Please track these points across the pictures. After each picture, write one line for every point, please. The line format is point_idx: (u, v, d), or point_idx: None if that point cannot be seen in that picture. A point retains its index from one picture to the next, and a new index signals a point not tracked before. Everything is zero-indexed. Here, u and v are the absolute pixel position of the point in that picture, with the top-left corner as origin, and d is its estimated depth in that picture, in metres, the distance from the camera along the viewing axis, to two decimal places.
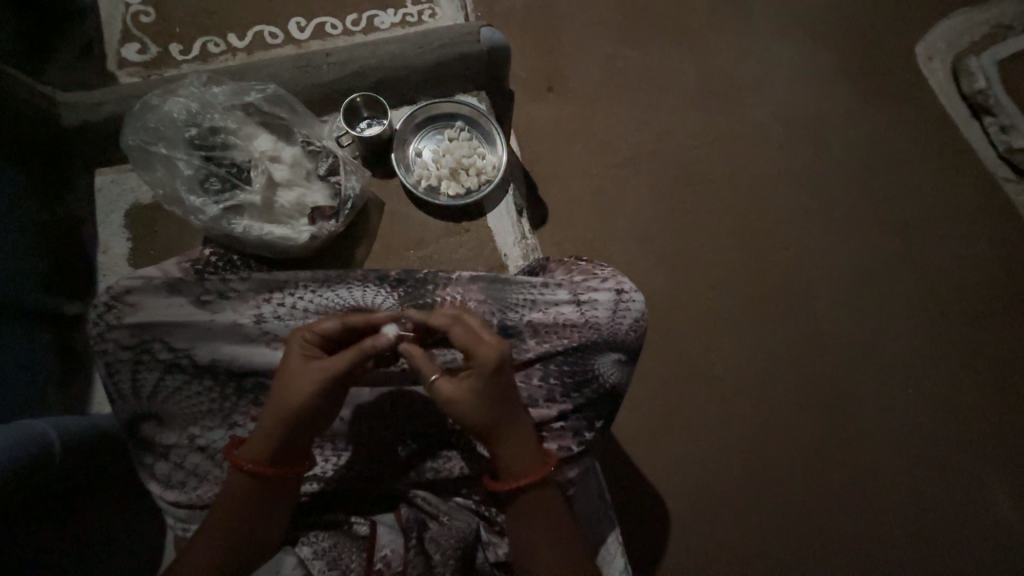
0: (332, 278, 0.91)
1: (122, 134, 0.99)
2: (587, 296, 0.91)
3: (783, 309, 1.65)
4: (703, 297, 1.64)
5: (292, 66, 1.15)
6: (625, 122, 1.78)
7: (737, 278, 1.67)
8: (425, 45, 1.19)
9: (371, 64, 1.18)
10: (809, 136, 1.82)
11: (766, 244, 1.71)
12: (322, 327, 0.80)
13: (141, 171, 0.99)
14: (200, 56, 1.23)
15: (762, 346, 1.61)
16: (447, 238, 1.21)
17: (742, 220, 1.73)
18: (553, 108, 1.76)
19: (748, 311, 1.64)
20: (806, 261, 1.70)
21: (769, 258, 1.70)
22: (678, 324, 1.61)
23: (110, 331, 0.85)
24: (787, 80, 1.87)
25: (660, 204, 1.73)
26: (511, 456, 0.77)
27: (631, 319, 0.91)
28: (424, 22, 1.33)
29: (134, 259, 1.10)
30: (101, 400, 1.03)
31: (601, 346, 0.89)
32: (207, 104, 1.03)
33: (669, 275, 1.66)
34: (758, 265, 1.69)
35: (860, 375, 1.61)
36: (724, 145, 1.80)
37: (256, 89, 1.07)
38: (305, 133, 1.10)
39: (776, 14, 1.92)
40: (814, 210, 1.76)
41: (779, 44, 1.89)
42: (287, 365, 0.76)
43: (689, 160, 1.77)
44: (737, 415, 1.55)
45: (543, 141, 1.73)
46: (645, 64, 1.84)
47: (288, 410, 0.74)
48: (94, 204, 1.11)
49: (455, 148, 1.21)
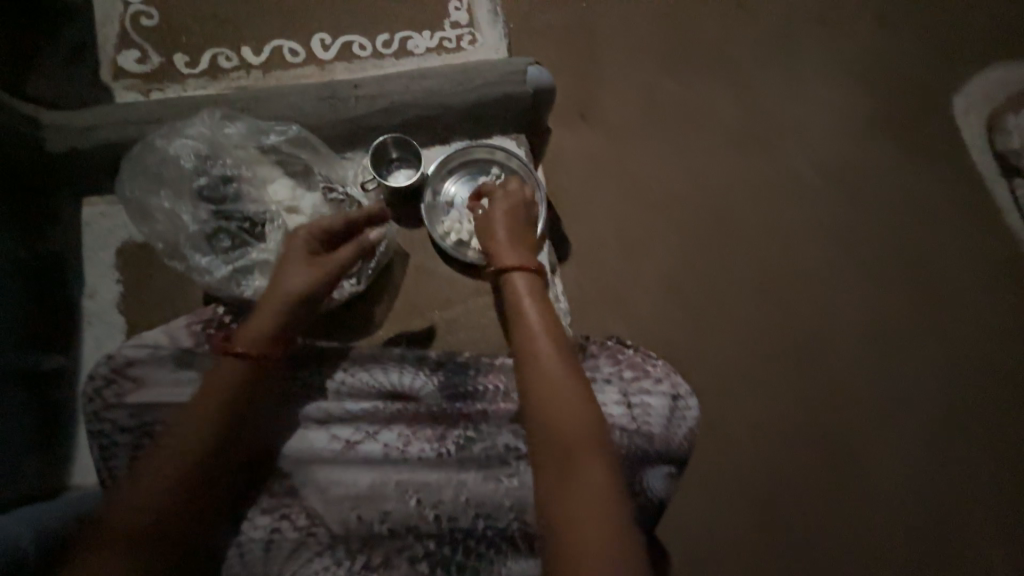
0: (366, 357, 0.91)
1: (120, 183, 0.87)
2: (638, 398, 0.84)
3: (821, 373, 1.50)
4: (731, 353, 1.53)
5: (315, 97, 1.02)
6: (659, 156, 1.66)
7: (767, 340, 1.53)
8: (465, 82, 1.08)
9: (405, 99, 1.05)
10: (850, 185, 1.69)
11: (804, 300, 1.58)
12: (325, 224, 0.88)
13: (138, 223, 0.87)
14: (208, 69, 1.08)
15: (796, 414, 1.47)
16: (476, 298, 1.10)
17: (779, 271, 1.60)
18: (583, 140, 1.64)
19: (780, 373, 1.50)
20: (848, 320, 1.56)
21: (808, 315, 1.56)
22: (699, 378, 1.53)
23: (107, 411, 0.78)
24: (833, 122, 1.74)
25: (690, 249, 1.60)
26: (549, 324, 0.86)
27: (686, 431, 0.83)
28: (463, 48, 1.19)
29: (124, 304, 0.98)
30: (88, 469, 0.90)
31: (652, 458, 0.82)
32: (218, 147, 0.91)
33: (696, 328, 1.54)
34: (793, 322, 1.56)
35: (906, 453, 1.45)
36: (763, 188, 1.67)
37: (276, 130, 0.95)
38: (326, 176, 0.98)
39: (825, 50, 1.79)
40: (858, 263, 1.62)
41: (824, 84, 1.77)
42: (287, 251, 0.85)
43: (725, 202, 1.64)
44: (763, 489, 1.41)
45: (571, 173, 1.61)
46: (681, 95, 1.71)
47: (284, 300, 0.83)
48: (80, 240, 0.99)
49: None
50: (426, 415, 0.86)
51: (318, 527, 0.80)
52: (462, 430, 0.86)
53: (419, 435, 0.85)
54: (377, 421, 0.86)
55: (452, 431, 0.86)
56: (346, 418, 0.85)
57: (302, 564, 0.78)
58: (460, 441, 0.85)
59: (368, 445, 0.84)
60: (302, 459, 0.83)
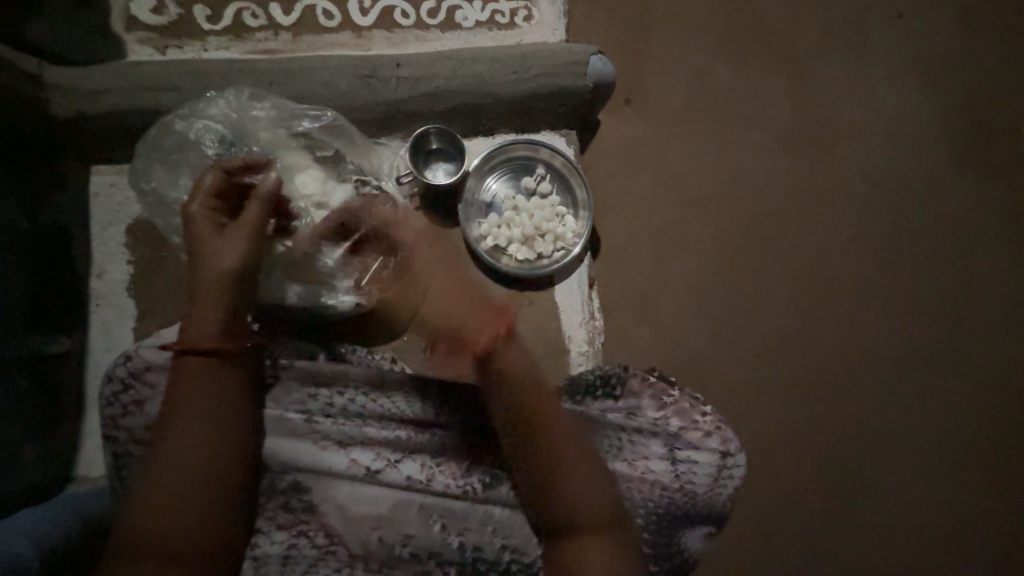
0: (388, 383, 0.82)
1: (136, 170, 0.81)
2: (685, 455, 0.81)
3: (924, 428, 1.21)
4: (819, 398, 1.20)
5: (352, 74, 0.91)
6: (755, 129, 1.28)
7: (850, 385, 1.21)
8: (520, 71, 0.96)
9: (450, 85, 0.94)
10: (986, 196, 1.30)
11: (918, 334, 1.24)
12: (206, 185, 0.75)
13: (156, 217, 0.81)
14: (231, 27, 0.96)
15: (887, 475, 1.18)
16: (508, 308, 1.03)
17: (891, 294, 1.25)
18: (662, 101, 1.26)
19: (874, 420, 1.20)
20: (970, 365, 1.23)
21: (919, 353, 1.23)
22: (782, 429, 1.18)
23: (124, 417, 0.73)
24: (987, 107, 1.33)
25: (782, 257, 1.24)
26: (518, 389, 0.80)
27: (729, 491, 0.82)
28: (517, 25, 1.06)
29: (135, 287, 0.91)
30: (96, 461, 0.88)
31: (692, 517, 0.81)
32: (244, 132, 0.83)
33: (782, 361, 1.20)
34: (901, 362, 1.22)
35: (1013, 529, 1.18)
36: (884, 185, 1.29)
37: (310, 115, 0.88)
38: (357, 167, 0.90)
39: (989, 12, 1.36)
40: (994, 294, 1.26)
41: (966, 55, 1.34)
42: (197, 237, 0.73)
43: (831, 199, 1.27)
44: (841, 562, 1.15)
45: (641, 141, 1.24)
46: (791, 52, 1.31)
47: (214, 289, 0.72)
48: (88, 212, 0.92)
49: (534, 209, 1.01)
50: (452, 447, 0.81)
51: (337, 545, 0.76)
52: (488, 468, 0.80)
53: (444, 468, 0.80)
54: (402, 447, 0.80)
55: (478, 466, 0.80)
56: (368, 441, 0.79)
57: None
58: (486, 478, 0.80)
59: (391, 473, 0.78)
60: (321, 477, 0.77)
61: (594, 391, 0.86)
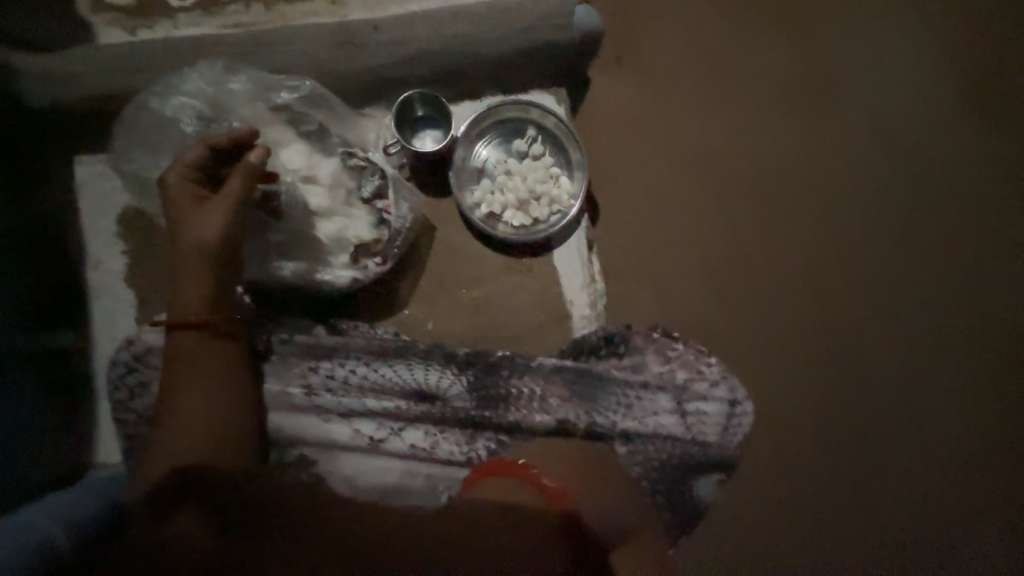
0: (389, 352, 0.82)
1: (119, 152, 0.80)
2: (694, 406, 0.81)
3: (961, 383, 1.12)
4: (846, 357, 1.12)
5: (329, 41, 0.88)
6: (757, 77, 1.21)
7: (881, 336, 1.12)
8: (509, 25, 0.93)
9: (433, 45, 0.91)
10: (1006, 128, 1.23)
11: (945, 284, 1.16)
12: (189, 159, 0.72)
13: (145, 199, 0.82)
14: (202, 2, 0.93)
15: (926, 437, 1.09)
16: (506, 276, 1.02)
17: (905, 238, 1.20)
18: (655, 51, 1.19)
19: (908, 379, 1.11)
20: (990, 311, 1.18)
21: (949, 305, 1.15)
22: (811, 396, 1.10)
23: (132, 401, 0.75)
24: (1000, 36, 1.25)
25: (794, 210, 1.18)
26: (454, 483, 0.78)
27: (739, 437, 0.83)
28: None
29: (130, 277, 0.91)
30: (109, 450, 0.88)
31: (704, 465, 0.82)
32: (223, 107, 0.81)
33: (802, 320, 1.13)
34: (934, 316, 1.14)
35: None
36: (899, 127, 1.21)
37: (287, 86, 0.85)
38: (343, 139, 0.88)
39: None
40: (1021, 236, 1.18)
41: None
42: (178, 210, 0.71)
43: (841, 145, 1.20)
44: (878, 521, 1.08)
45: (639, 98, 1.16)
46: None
47: (197, 264, 0.71)
48: (76, 202, 0.91)
49: (526, 172, 0.99)
50: (454, 415, 0.80)
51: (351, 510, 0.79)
52: (494, 433, 0.81)
53: (446, 434, 0.80)
54: (403, 417, 0.80)
55: (483, 432, 0.81)
56: (371, 412, 0.80)
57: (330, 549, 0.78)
58: (491, 444, 0.80)
59: (394, 442, 0.80)
60: (323, 450, 0.79)
61: (598, 350, 0.85)
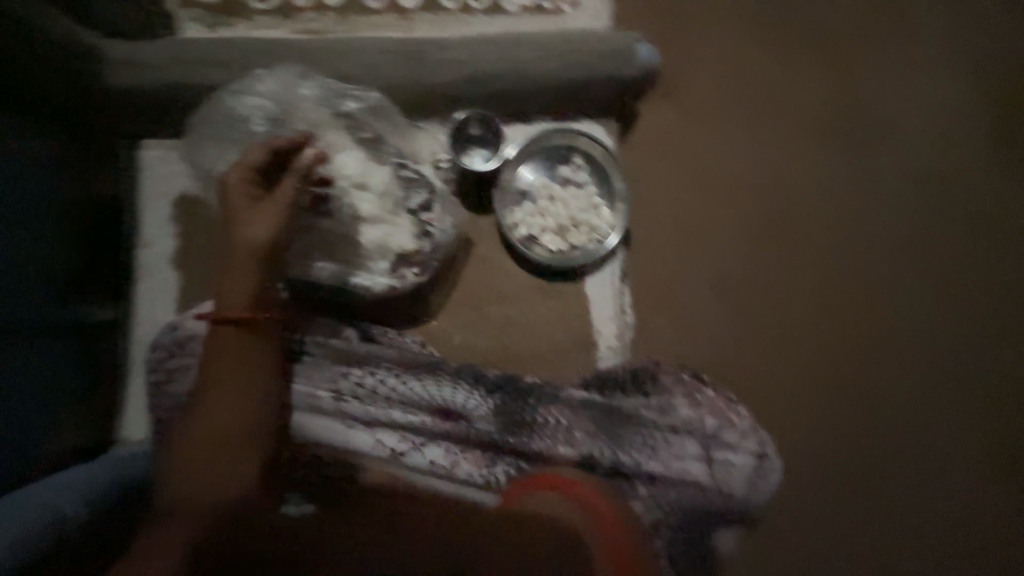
0: (420, 367, 0.84)
1: (197, 146, 0.86)
2: (722, 457, 0.80)
3: (1005, 468, 1.05)
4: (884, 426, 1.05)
5: (396, 55, 0.92)
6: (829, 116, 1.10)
7: (925, 405, 1.06)
8: (568, 57, 0.97)
9: (495, 68, 0.95)
10: None
11: (999, 361, 1.08)
12: (248, 161, 0.79)
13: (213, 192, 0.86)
14: (279, 6, 0.97)
15: (957, 520, 1.04)
16: (536, 298, 1.02)
17: None
18: None
19: (947, 458, 1.05)
20: None
21: (1002, 383, 1.07)
22: (844, 465, 1.04)
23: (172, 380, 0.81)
24: None
25: (853, 265, 1.08)
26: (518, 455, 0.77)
27: (763, 493, 0.82)
28: (561, 11, 1.04)
29: (178, 259, 0.95)
30: (139, 424, 0.91)
31: (726, 517, 0.81)
32: (292, 109, 0.84)
33: (844, 383, 1.06)
34: (984, 397, 1.07)
35: None
36: (978, 186, 1.11)
37: (354, 96, 0.89)
38: (397, 149, 0.90)
39: None
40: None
41: None
42: (234, 209, 0.79)
43: (916, 201, 1.10)
44: None
45: (694, 128, 1.08)
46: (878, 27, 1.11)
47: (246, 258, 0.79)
48: (139, 183, 0.95)
49: (570, 200, 0.99)
50: (475, 437, 0.81)
51: (365, 514, 0.81)
52: (513, 459, 0.81)
53: (465, 455, 0.80)
54: (425, 432, 0.81)
55: (502, 458, 0.80)
56: (394, 423, 0.81)
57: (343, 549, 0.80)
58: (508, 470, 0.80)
59: (414, 455, 0.80)
60: (343, 455, 0.81)
61: (624, 386, 0.84)
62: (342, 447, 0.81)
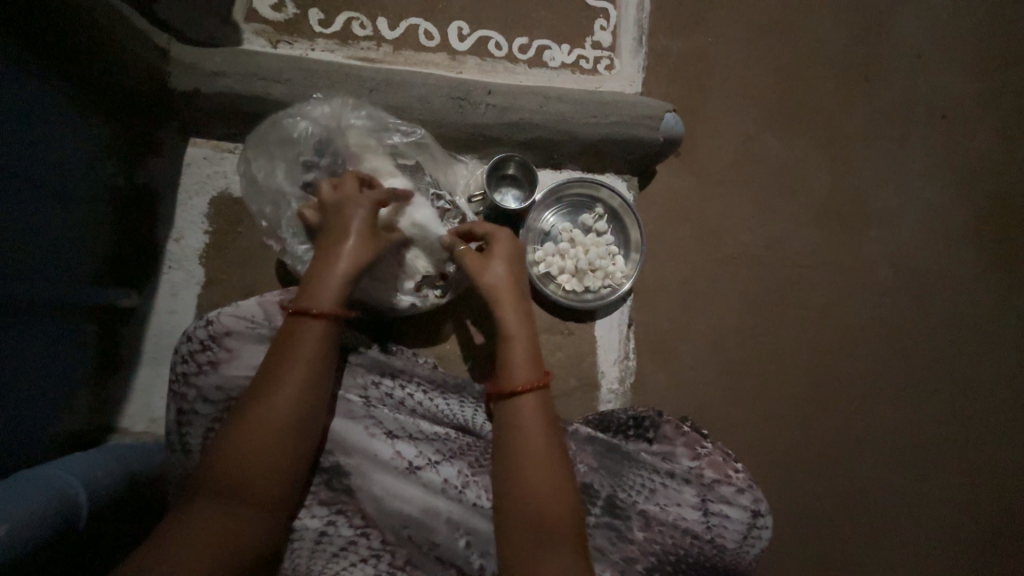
0: (447, 384, 0.83)
1: (245, 151, 0.88)
2: (717, 508, 0.83)
3: (921, 518, 1.22)
4: (836, 479, 1.20)
5: (446, 95, 0.98)
6: (811, 202, 1.27)
7: (863, 459, 1.22)
8: (599, 116, 1.03)
9: (534, 119, 1.01)
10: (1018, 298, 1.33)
11: (926, 423, 1.26)
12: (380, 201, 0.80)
13: (250, 197, 0.88)
14: (340, 33, 1.04)
15: (884, 559, 1.20)
16: (547, 333, 1.08)
17: (915, 377, 1.27)
18: None
19: (886, 511, 1.21)
20: (970, 460, 1.26)
21: (927, 445, 1.25)
22: (792, 507, 1.18)
23: (197, 376, 0.74)
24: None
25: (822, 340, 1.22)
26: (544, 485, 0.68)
27: (756, 550, 0.83)
28: (598, 73, 1.14)
29: (207, 257, 0.97)
30: (145, 417, 0.93)
31: (719, 570, 0.82)
32: (342, 132, 0.89)
33: (803, 433, 1.21)
34: (911, 455, 1.24)
35: None
36: (923, 277, 1.30)
37: (402, 131, 0.93)
38: (434, 180, 0.95)
39: None
40: (1008, 397, 1.29)
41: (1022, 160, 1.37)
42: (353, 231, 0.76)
43: (877, 283, 1.28)
44: None
45: (697, 196, 1.22)
46: (853, 134, 1.31)
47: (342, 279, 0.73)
48: (178, 177, 0.97)
49: (590, 245, 1.05)
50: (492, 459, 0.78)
51: (373, 529, 0.74)
52: None
53: (480, 479, 0.76)
54: (445, 449, 0.77)
55: None
56: (417, 436, 0.77)
57: (343, 568, 0.70)
58: None
59: (430, 472, 0.75)
60: (364, 466, 0.74)
61: (626, 431, 0.89)
62: (358, 459, 0.75)
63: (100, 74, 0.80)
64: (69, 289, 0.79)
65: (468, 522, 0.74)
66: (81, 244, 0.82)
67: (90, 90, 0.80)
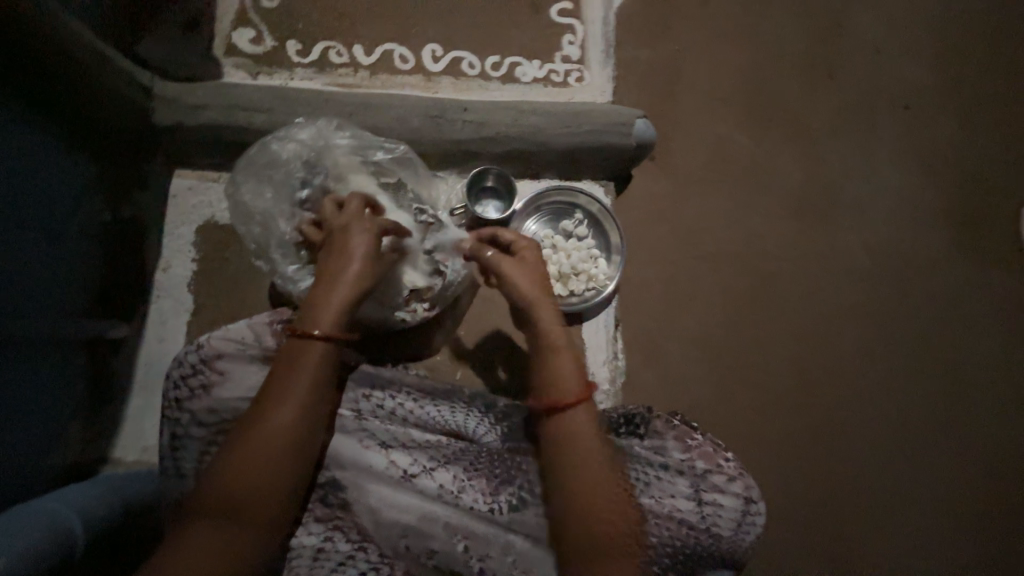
0: (437, 391, 0.84)
1: (231, 176, 0.90)
2: (710, 497, 0.84)
3: (916, 497, 1.24)
4: (829, 463, 1.22)
5: (423, 114, 1.02)
6: (784, 196, 1.32)
7: (854, 442, 1.24)
8: (572, 125, 1.07)
9: (510, 132, 1.04)
10: (991, 275, 1.36)
11: (912, 402, 1.28)
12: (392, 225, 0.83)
13: (239, 220, 0.90)
14: (318, 61, 1.07)
15: (883, 540, 1.20)
16: None
17: (897, 358, 1.30)
18: None
19: (881, 492, 1.23)
20: (957, 437, 1.28)
21: (913, 424, 1.27)
22: (787, 493, 1.19)
23: (190, 400, 0.74)
24: (992, 195, 1.41)
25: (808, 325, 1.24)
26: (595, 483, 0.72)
27: (752, 537, 0.84)
28: (569, 85, 1.18)
29: (195, 284, 0.98)
30: (137, 447, 0.93)
31: (717, 559, 0.82)
32: (326, 152, 0.92)
33: (793, 420, 1.23)
34: (899, 435, 1.26)
35: None
36: (896, 261, 1.34)
37: (385, 148, 0.96)
38: (417, 196, 0.97)
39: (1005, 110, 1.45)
40: (989, 372, 1.32)
41: (983, 143, 1.43)
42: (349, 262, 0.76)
43: (852, 269, 1.32)
44: None
45: (673, 196, 1.26)
46: (817, 129, 1.36)
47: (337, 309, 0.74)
48: (164, 208, 0.99)
49: (572, 250, 1.08)
50: (485, 463, 0.78)
51: (372, 541, 0.74)
52: (519, 489, 0.77)
53: (475, 482, 0.77)
54: (439, 455, 0.78)
55: (507, 487, 0.77)
56: (410, 445, 0.78)
57: None
58: (516, 499, 0.76)
59: (425, 480, 0.76)
60: (359, 478, 0.75)
61: (618, 428, 0.91)
62: (353, 472, 0.75)
63: (85, 112, 0.83)
64: (59, 322, 0.80)
65: (466, 527, 0.74)
66: (70, 278, 0.83)
67: (77, 128, 0.83)
